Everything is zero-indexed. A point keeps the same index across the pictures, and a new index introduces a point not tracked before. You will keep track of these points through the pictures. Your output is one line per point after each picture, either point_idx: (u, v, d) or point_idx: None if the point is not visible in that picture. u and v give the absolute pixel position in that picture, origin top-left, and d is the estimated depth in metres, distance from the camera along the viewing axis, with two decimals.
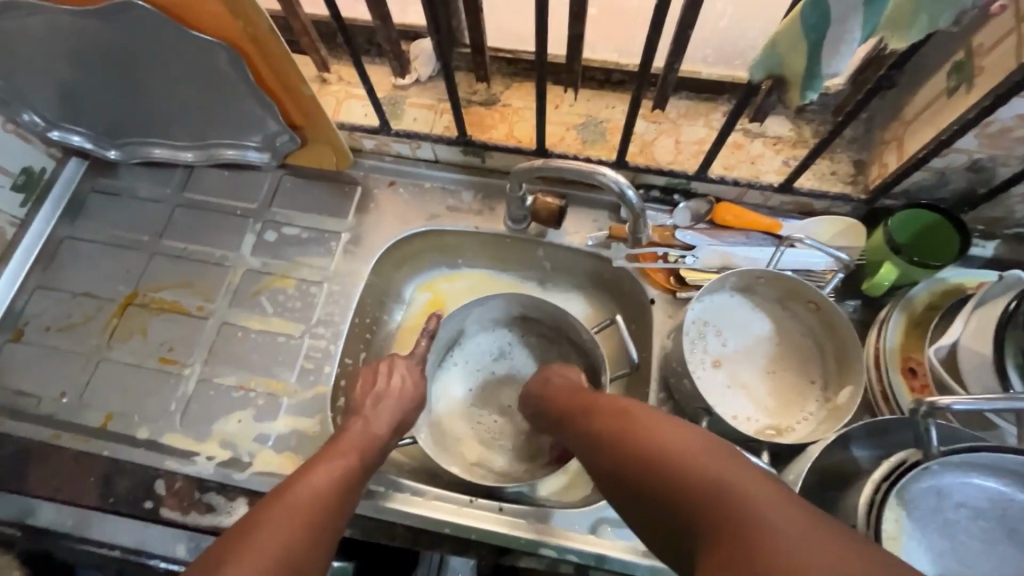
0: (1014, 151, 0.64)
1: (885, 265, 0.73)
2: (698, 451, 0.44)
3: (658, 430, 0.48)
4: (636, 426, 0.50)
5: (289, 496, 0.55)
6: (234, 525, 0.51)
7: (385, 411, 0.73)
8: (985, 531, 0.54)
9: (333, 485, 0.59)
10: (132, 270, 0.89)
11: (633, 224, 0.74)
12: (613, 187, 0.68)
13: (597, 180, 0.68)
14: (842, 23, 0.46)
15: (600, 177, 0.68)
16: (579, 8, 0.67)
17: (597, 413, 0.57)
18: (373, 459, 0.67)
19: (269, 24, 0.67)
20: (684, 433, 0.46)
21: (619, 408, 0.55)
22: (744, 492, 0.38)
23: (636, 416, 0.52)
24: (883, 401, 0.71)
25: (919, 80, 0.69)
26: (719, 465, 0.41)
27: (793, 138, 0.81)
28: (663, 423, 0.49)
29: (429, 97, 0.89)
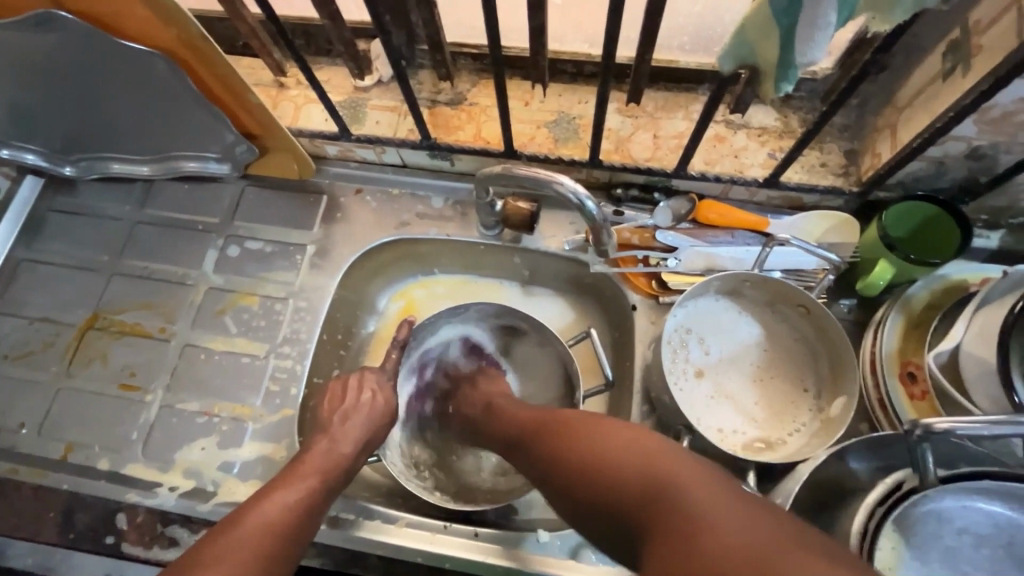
0: (1018, 136, 0.58)
1: (881, 262, 0.68)
2: (618, 436, 0.46)
3: (582, 432, 0.50)
4: (571, 427, 0.52)
5: (237, 531, 0.50)
6: (177, 562, 0.47)
7: (354, 428, 0.67)
8: (989, 560, 0.49)
9: (288, 515, 0.54)
10: (92, 292, 0.85)
11: (595, 235, 0.69)
12: (571, 198, 0.64)
13: (555, 191, 0.64)
14: (815, 5, 0.40)
15: (557, 187, 0.64)
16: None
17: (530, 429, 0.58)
18: (336, 482, 0.62)
19: (200, 29, 0.63)
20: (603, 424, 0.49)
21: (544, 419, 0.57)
22: (659, 474, 0.41)
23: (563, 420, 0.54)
24: (880, 410, 0.66)
25: (913, 62, 0.63)
26: (638, 445, 0.44)
27: (779, 128, 0.76)
28: (586, 420, 0.51)
29: (391, 99, 0.84)
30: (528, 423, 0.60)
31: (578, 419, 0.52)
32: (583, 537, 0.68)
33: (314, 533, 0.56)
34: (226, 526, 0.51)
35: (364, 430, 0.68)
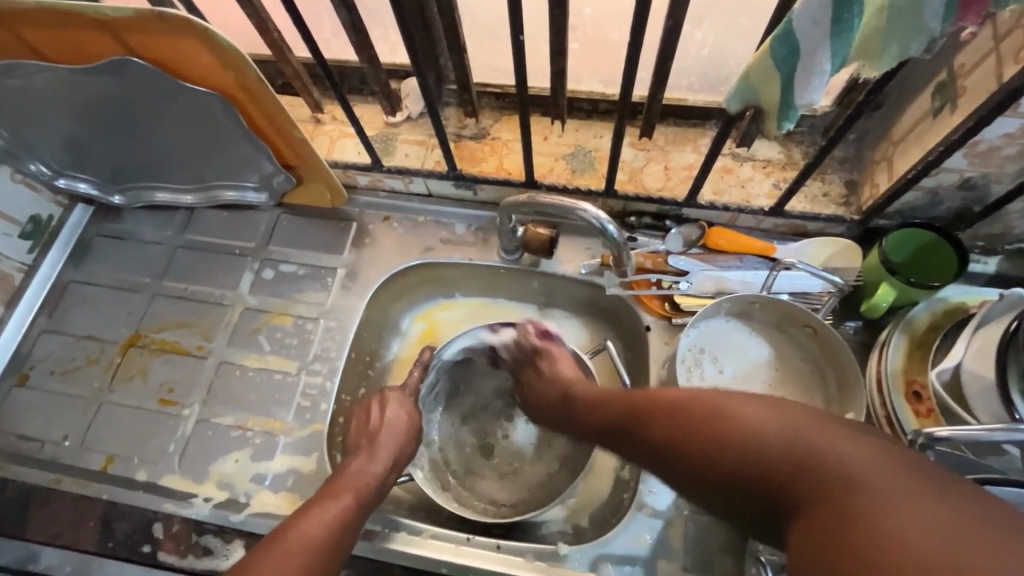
0: (1005, 169, 0.63)
1: (882, 285, 0.72)
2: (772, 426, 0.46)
3: (734, 409, 0.49)
4: (722, 410, 0.49)
5: (285, 545, 0.55)
6: (235, 568, 0.54)
7: (385, 446, 0.70)
8: None
9: (326, 531, 0.58)
10: (134, 312, 0.90)
11: (616, 257, 0.74)
12: (593, 223, 0.69)
13: (578, 217, 0.69)
14: (812, 56, 0.46)
15: (580, 213, 0.69)
16: (560, 45, 0.68)
17: (670, 411, 0.53)
18: (371, 500, 0.65)
19: (257, 74, 0.69)
20: (780, 414, 0.46)
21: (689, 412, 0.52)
22: (803, 448, 0.43)
23: (726, 407, 0.49)
24: (888, 427, 0.68)
25: (905, 101, 0.69)
26: (810, 443, 0.43)
27: (783, 160, 0.81)
28: (758, 403, 0.48)
29: (419, 133, 0.90)
30: (637, 405, 0.58)
31: (730, 405, 0.49)
32: (602, 550, 0.70)
33: (351, 543, 0.60)
34: (265, 548, 0.55)
35: (393, 452, 0.70)
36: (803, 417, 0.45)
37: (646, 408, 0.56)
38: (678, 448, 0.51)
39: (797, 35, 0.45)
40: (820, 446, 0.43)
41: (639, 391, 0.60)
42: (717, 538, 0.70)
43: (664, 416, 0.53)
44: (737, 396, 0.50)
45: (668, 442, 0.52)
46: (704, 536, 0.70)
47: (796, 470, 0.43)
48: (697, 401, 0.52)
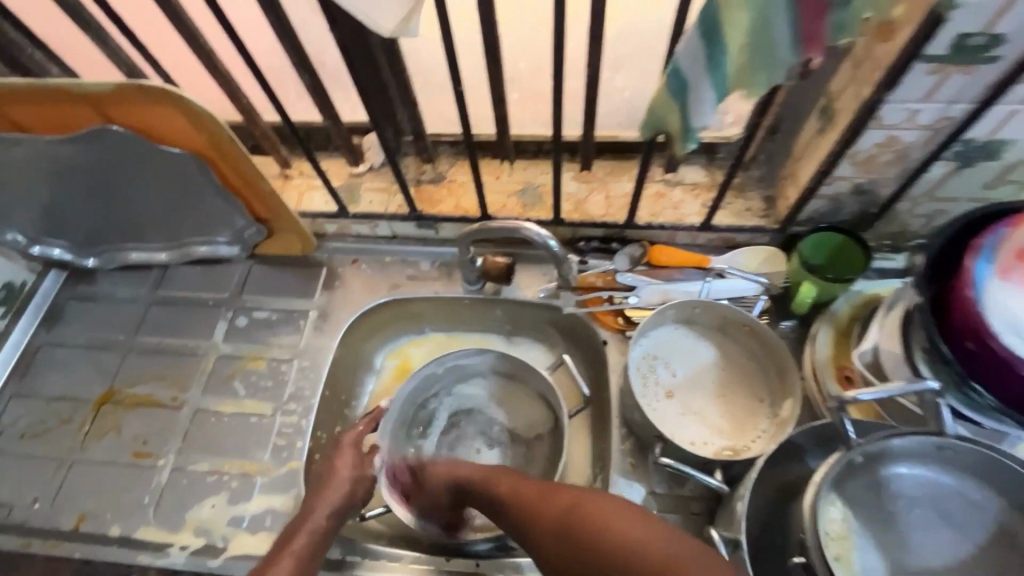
0: (887, 173, 0.74)
1: (805, 283, 0.80)
2: (637, 535, 0.52)
3: (616, 518, 0.54)
4: (610, 530, 0.53)
5: None
6: None
7: (331, 496, 0.71)
8: (926, 521, 0.55)
9: None
10: (108, 370, 0.92)
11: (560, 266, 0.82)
12: (536, 239, 0.76)
13: (522, 235, 0.76)
14: (698, 87, 0.55)
15: (524, 231, 0.76)
16: (499, 94, 0.78)
17: (583, 536, 0.54)
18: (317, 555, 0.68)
19: (229, 133, 0.76)
20: (651, 525, 0.53)
21: (569, 511, 0.57)
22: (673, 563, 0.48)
23: (595, 515, 0.55)
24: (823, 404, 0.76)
25: (797, 125, 0.80)
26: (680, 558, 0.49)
27: (708, 182, 0.91)
28: (636, 519, 0.53)
29: (382, 181, 0.97)
30: (530, 497, 0.63)
31: (617, 520, 0.54)
32: None
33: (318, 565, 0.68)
34: None
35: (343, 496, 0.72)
36: (676, 538, 0.51)
37: (531, 490, 0.63)
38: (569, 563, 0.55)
39: (683, 72, 0.55)
40: (670, 552, 0.49)
41: (541, 486, 0.63)
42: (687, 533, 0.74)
43: (553, 506, 0.59)
44: (638, 526, 0.53)
45: (557, 543, 0.57)
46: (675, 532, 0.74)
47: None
48: (574, 497, 0.59)
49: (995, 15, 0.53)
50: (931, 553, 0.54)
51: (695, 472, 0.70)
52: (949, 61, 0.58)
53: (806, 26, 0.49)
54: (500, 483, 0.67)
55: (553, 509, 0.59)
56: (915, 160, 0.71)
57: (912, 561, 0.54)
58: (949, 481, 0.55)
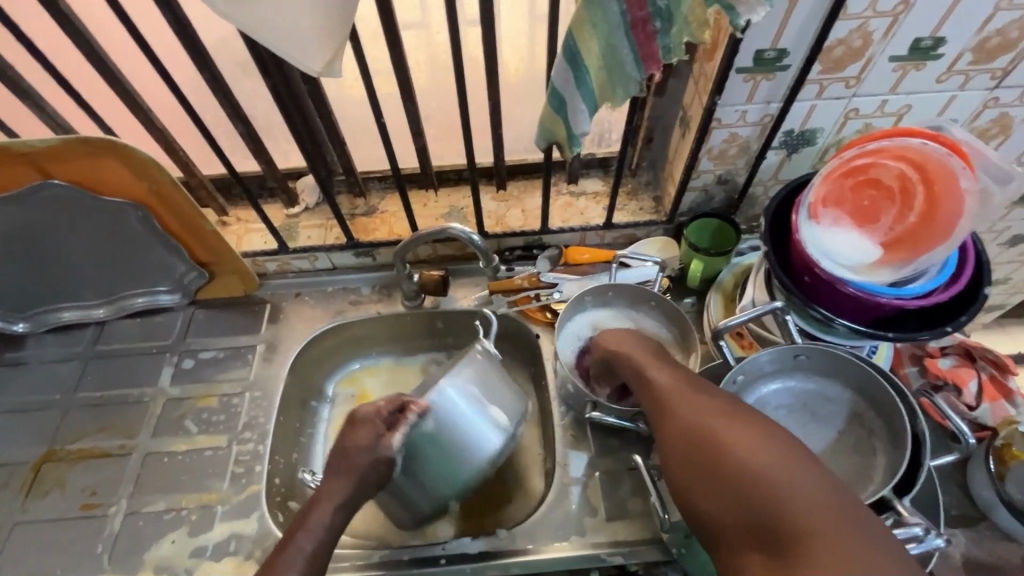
0: (737, 164, 0.92)
1: (694, 262, 0.96)
2: (748, 444, 0.52)
3: (729, 425, 0.55)
4: (721, 437, 0.54)
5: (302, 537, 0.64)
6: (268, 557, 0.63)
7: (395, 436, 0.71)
8: (801, 422, 0.68)
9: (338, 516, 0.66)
10: (46, 430, 0.91)
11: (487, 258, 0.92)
12: (461, 235, 0.85)
13: (449, 234, 0.85)
14: (573, 102, 0.70)
15: (450, 231, 0.85)
16: (417, 129, 0.90)
17: (698, 440, 0.56)
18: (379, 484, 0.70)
19: (173, 180, 0.83)
20: (807, 469, 0.49)
21: (692, 422, 0.58)
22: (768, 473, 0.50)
23: (723, 431, 0.55)
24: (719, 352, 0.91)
25: (666, 134, 0.98)
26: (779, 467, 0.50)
27: (606, 190, 1.06)
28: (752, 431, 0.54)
29: (319, 218, 1.05)
30: (660, 398, 0.64)
31: (733, 427, 0.55)
32: (537, 524, 0.81)
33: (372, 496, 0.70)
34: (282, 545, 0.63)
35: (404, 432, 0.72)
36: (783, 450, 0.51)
37: (671, 397, 0.62)
38: (675, 459, 0.57)
39: (559, 91, 0.69)
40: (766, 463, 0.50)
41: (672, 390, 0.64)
42: (628, 487, 0.83)
43: (677, 407, 0.61)
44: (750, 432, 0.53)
45: (674, 438, 0.58)
46: (619, 487, 0.83)
47: (795, 517, 0.47)
48: (697, 413, 0.58)
49: (776, 35, 0.72)
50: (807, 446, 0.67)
51: (618, 419, 0.80)
52: (755, 72, 0.77)
53: (642, 49, 0.65)
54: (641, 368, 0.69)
55: (691, 412, 0.59)
56: (755, 151, 0.90)
57: None
58: (811, 387, 0.69)
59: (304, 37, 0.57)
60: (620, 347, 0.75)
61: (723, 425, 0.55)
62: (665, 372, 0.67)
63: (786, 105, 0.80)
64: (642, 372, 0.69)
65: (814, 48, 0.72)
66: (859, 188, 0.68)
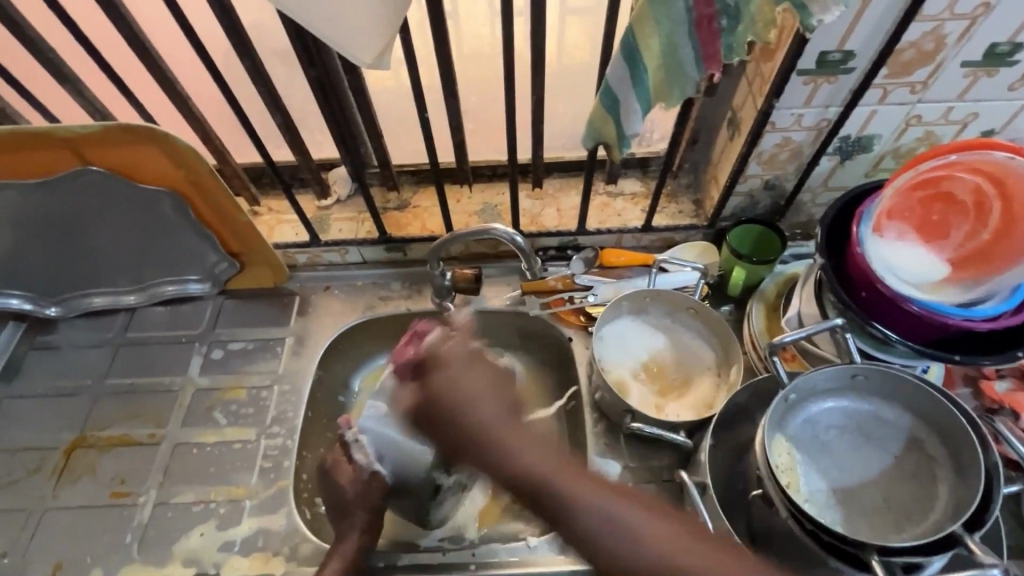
0: (787, 169, 0.88)
1: (736, 269, 0.93)
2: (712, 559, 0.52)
3: (671, 533, 0.55)
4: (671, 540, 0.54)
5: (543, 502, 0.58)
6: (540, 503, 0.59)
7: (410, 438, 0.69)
8: (853, 444, 0.66)
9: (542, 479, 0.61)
10: (77, 416, 0.91)
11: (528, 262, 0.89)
12: (505, 237, 0.83)
13: (492, 235, 0.84)
14: (627, 101, 0.67)
15: (493, 232, 0.84)
16: (456, 123, 0.88)
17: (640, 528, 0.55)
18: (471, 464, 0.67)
19: (209, 169, 0.81)
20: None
21: (572, 496, 0.58)
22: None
23: (639, 531, 0.55)
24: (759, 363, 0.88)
25: (712, 136, 0.94)
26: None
27: (645, 191, 1.03)
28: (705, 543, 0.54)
29: (350, 211, 1.03)
30: (517, 464, 0.60)
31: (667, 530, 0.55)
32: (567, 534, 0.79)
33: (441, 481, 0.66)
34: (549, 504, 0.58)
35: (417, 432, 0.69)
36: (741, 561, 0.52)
37: (531, 467, 0.59)
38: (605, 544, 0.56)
39: (612, 89, 0.66)
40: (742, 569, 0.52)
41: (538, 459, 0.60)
42: (663, 500, 0.81)
43: (562, 475, 0.59)
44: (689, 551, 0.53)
45: (585, 517, 0.56)
46: (653, 500, 0.81)
47: None
48: (569, 495, 0.58)
49: (844, 36, 0.69)
50: (860, 470, 0.65)
51: (660, 431, 0.77)
52: (817, 74, 0.73)
53: (704, 48, 0.61)
54: (468, 406, 0.65)
55: (575, 492, 0.58)
56: (807, 157, 0.86)
57: (852, 480, 0.64)
58: (866, 409, 0.66)
59: (357, 28, 0.55)
60: (457, 378, 0.67)
61: (620, 507, 0.57)
62: (484, 413, 0.64)
63: (847, 110, 0.76)
64: (470, 398, 0.65)
65: (885, 50, 0.68)
66: (928, 201, 0.64)
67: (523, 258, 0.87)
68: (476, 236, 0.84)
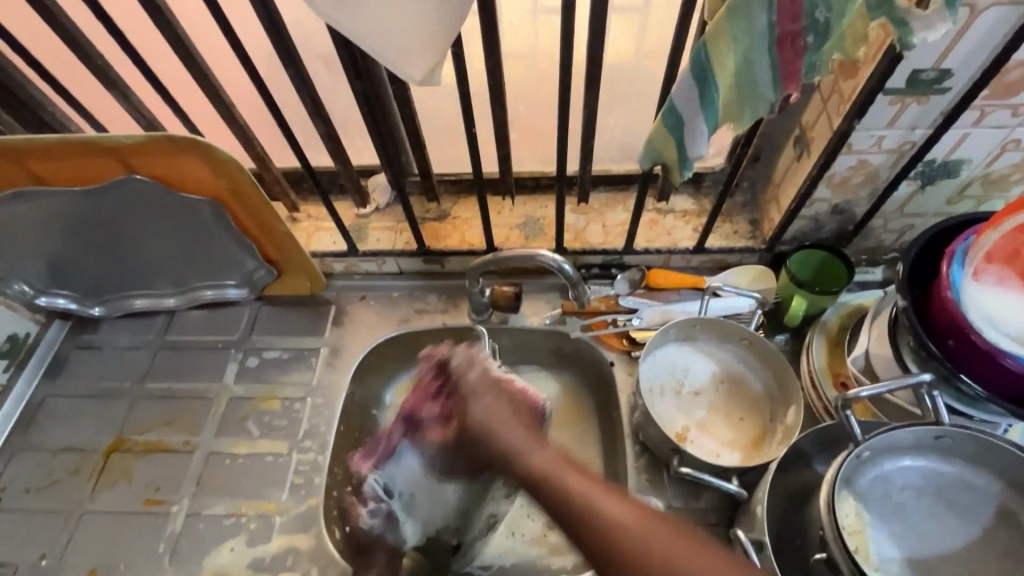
0: (860, 194, 0.81)
1: (795, 298, 0.86)
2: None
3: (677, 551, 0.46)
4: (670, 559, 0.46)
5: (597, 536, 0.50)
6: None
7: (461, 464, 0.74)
8: (930, 509, 0.59)
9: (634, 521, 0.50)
10: (115, 419, 0.91)
11: (574, 290, 0.85)
12: (551, 264, 0.81)
13: (538, 262, 0.81)
14: (692, 122, 0.61)
15: (540, 258, 0.81)
16: (502, 136, 0.84)
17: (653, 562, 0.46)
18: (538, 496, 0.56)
19: (250, 180, 0.80)
20: None
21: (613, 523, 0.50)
22: None
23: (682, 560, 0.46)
24: (819, 403, 0.81)
25: (777, 153, 0.87)
26: None
27: (697, 209, 0.97)
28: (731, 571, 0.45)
29: (389, 220, 1.00)
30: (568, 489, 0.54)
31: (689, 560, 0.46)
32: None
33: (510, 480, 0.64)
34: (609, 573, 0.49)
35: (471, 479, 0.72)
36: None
37: (545, 474, 0.56)
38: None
39: (677, 108, 0.61)
40: None
41: (563, 471, 0.56)
42: None
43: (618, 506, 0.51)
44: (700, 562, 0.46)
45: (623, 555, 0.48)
46: None
47: None
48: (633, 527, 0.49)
49: (942, 53, 0.61)
50: (939, 538, 0.58)
51: (712, 479, 0.72)
52: (907, 94, 0.66)
53: (785, 67, 0.55)
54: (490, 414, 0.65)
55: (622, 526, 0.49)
56: (884, 181, 0.79)
57: (927, 550, 0.58)
58: (948, 471, 0.59)
59: (407, 45, 0.52)
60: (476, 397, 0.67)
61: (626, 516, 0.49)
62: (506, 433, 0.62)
63: (936, 134, 0.69)
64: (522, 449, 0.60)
65: (990, 70, 0.61)
66: None
67: (569, 287, 0.84)
68: (523, 261, 0.82)
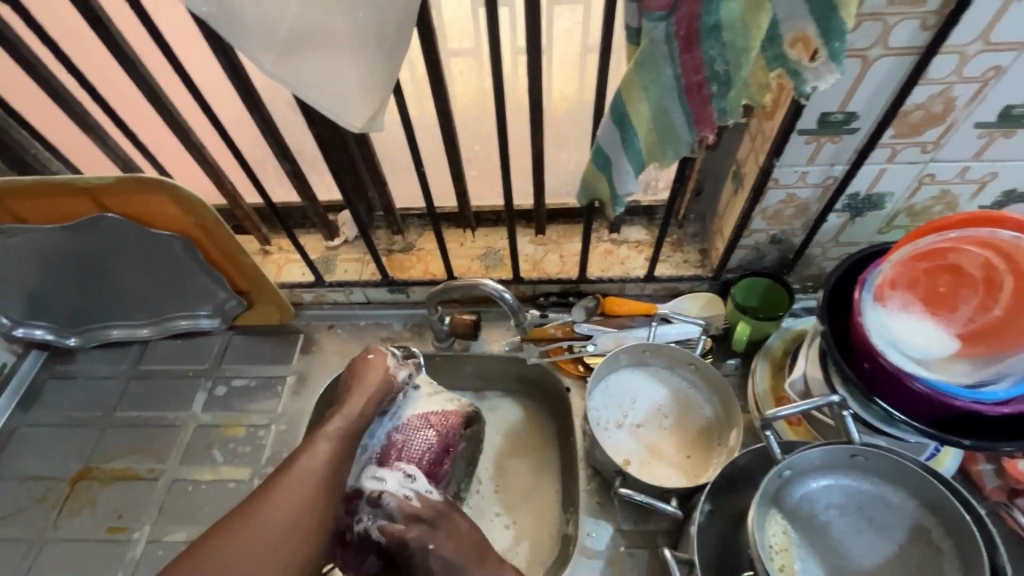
0: (794, 224, 0.86)
1: (739, 323, 0.89)
2: None
3: None
4: None
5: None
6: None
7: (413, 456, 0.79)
8: (853, 526, 0.62)
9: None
10: (84, 447, 0.94)
11: (517, 317, 0.90)
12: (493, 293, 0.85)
13: (481, 291, 0.85)
14: (618, 161, 0.67)
15: (482, 288, 0.85)
16: (457, 172, 0.89)
17: None
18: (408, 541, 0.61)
19: (216, 216, 0.84)
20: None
21: None
22: None
23: None
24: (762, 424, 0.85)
25: (718, 187, 0.93)
26: None
27: (649, 239, 1.02)
28: None
29: (357, 252, 1.05)
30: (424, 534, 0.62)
31: None
32: None
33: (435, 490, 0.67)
34: None
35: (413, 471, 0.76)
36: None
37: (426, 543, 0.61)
38: None
39: (603, 149, 0.66)
40: None
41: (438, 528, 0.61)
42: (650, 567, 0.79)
43: None
44: None
45: None
46: (641, 567, 0.79)
47: None
48: None
49: (845, 98, 0.67)
50: (859, 554, 0.61)
51: (649, 498, 0.74)
52: (819, 133, 0.72)
53: (695, 112, 0.60)
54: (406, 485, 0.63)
55: None
56: (814, 213, 0.84)
57: (849, 567, 0.61)
58: (869, 488, 0.62)
59: (345, 96, 0.57)
60: None
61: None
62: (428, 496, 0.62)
63: (852, 169, 0.74)
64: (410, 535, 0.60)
65: (888, 113, 0.67)
66: (934, 272, 0.62)
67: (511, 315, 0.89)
68: (467, 291, 0.86)
